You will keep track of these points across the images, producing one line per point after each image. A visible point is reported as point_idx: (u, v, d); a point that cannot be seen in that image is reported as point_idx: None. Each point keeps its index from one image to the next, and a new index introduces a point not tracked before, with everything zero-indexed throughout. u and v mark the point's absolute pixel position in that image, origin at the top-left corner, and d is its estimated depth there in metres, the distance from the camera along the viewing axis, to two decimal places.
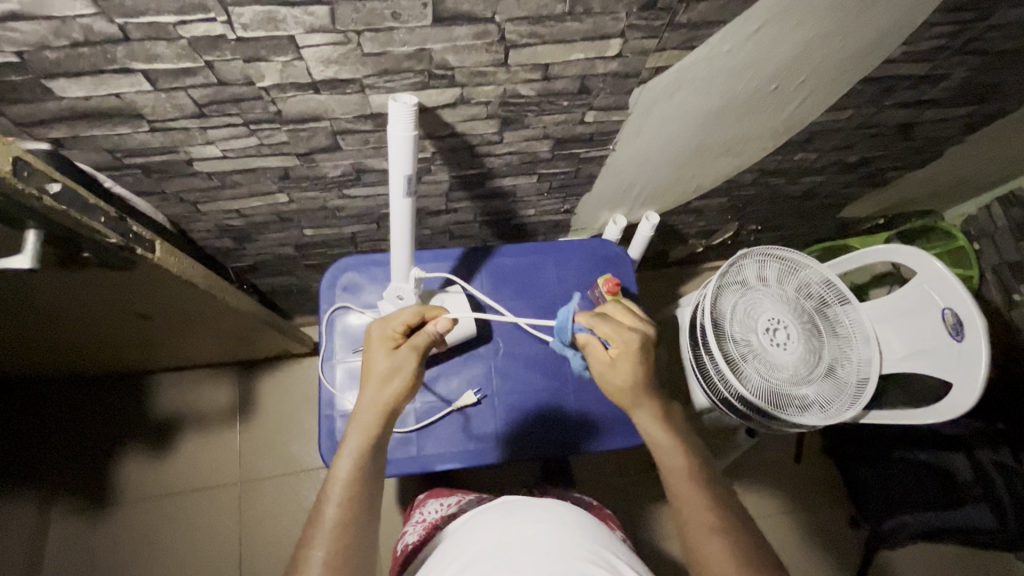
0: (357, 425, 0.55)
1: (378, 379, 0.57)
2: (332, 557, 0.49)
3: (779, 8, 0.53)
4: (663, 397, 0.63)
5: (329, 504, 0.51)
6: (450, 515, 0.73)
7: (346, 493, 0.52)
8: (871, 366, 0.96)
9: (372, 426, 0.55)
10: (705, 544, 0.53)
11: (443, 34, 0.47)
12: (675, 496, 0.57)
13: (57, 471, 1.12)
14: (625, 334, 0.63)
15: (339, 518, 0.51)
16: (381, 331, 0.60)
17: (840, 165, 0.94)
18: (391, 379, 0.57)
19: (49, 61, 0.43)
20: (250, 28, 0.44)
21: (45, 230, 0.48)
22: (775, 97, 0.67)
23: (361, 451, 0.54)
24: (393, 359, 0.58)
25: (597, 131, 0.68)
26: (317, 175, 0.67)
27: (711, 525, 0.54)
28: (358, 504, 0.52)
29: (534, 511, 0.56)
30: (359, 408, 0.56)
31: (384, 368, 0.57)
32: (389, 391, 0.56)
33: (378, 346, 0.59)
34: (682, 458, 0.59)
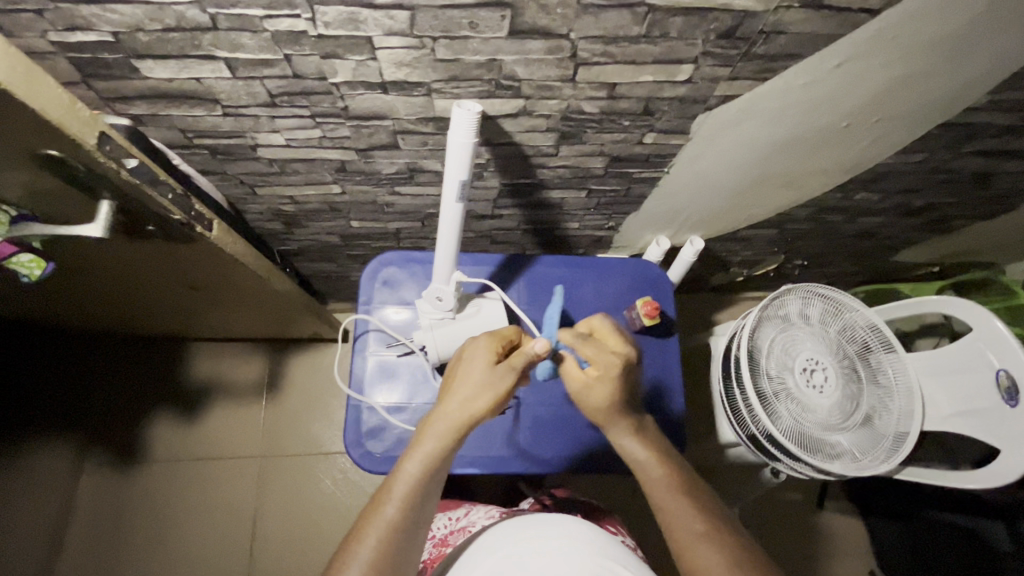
0: (432, 434, 0.54)
1: (466, 396, 0.55)
2: (381, 555, 0.50)
3: (863, 47, 0.51)
4: (638, 414, 0.62)
5: (389, 504, 0.52)
6: (459, 530, 0.74)
7: (406, 500, 0.52)
8: (911, 421, 0.92)
9: (452, 438, 0.54)
10: (698, 556, 0.54)
11: (516, 46, 0.48)
12: (658, 507, 0.58)
13: (92, 426, 1.17)
14: (604, 363, 0.59)
15: (396, 520, 0.52)
16: (485, 343, 0.58)
17: (900, 209, 0.90)
18: (485, 399, 0.54)
19: (142, 42, 0.45)
20: (331, 26, 0.44)
21: (117, 201, 0.50)
22: (844, 135, 0.65)
23: (431, 462, 0.54)
24: (489, 378, 0.55)
25: (655, 153, 0.67)
26: (372, 170, 0.68)
27: (706, 540, 0.55)
28: (413, 513, 0.52)
29: (538, 530, 0.55)
30: (442, 421, 0.54)
31: (479, 384, 0.55)
32: (477, 412, 0.54)
33: (477, 359, 0.57)
34: (662, 471, 0.59)
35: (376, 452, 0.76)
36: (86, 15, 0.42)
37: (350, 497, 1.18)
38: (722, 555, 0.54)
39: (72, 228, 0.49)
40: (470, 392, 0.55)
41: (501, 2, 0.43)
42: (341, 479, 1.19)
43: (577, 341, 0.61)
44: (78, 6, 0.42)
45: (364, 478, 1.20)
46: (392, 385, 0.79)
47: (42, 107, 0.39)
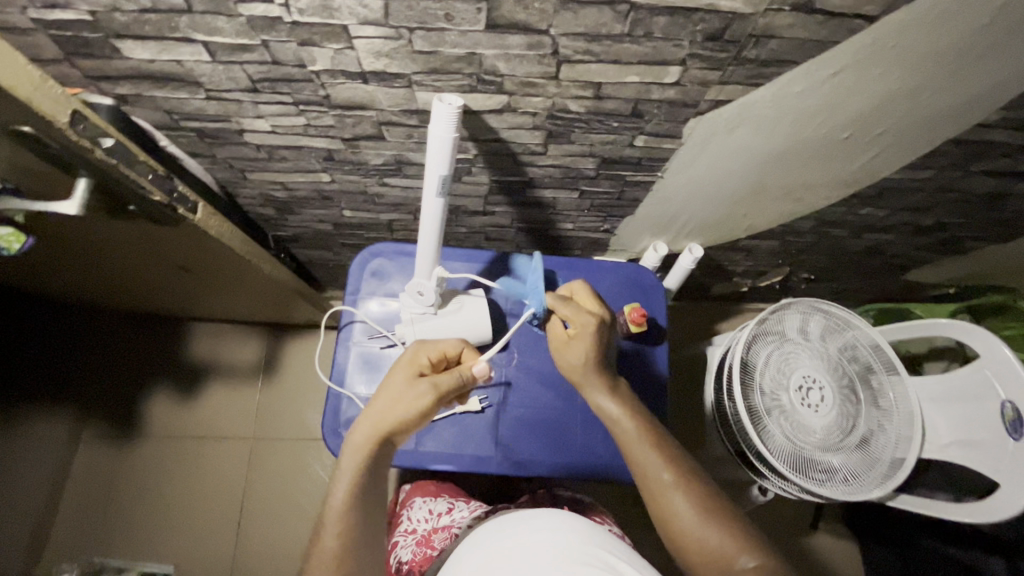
0: (351, 455, 0.54)
1: (380, 413, 0.55)
2: None
3: (862, 55, 0.48)
4: (614, 375, 0.63)
5: (323, 530, 0.52)
6: (443, 530, 0.74)
7: (338, 524, 0.51)
8: (909, 448, 0.89)
9: (372, 454, 0.54)
10: (669, 505, 0.54)
11: (495, 41, 0.46)
12: (630, 461, 0.58)
13: (94, 397, 1.20)
14: (581, 316, 0.63)
15: (336, 548, 0.51)
16: (403, 358, 0.59)
17: (910, 227, 0.86)
18: (400, 411, 0.55)
19: (120, 23, 0.45)
20: (306, 13, 0.44)
21: (95, 179, 0.51)
22: (845, 147, 0.62)
23: (355, 482, 0.53)
24: (405, 391, 0.56)
25: (646, 156, 0.65)
26: (360, 161, 0.68)
27: (677, 490, 0.54)
28: (351, 533, 0.52)
29: (531, 523, 0.54)
30: (360, 436, 0.55)
31: (393, 398, 0.56)
32: (396, 425, 0.55)
33: (392, 377, 0.57)
34: (634, 426, 0.59)
35: None
36: None
37: (337, 483, 1.19)
38: (692, 503, 0.54)
39: (49, 205, 0.49)
40: (383, 408, 0.55)
41: None
42: (329, 465, 1.20)
43: (558, 300, 0.65)
44: None
45: None
46: (374, 377, 0.79)
47: (11, 83, 0.39)
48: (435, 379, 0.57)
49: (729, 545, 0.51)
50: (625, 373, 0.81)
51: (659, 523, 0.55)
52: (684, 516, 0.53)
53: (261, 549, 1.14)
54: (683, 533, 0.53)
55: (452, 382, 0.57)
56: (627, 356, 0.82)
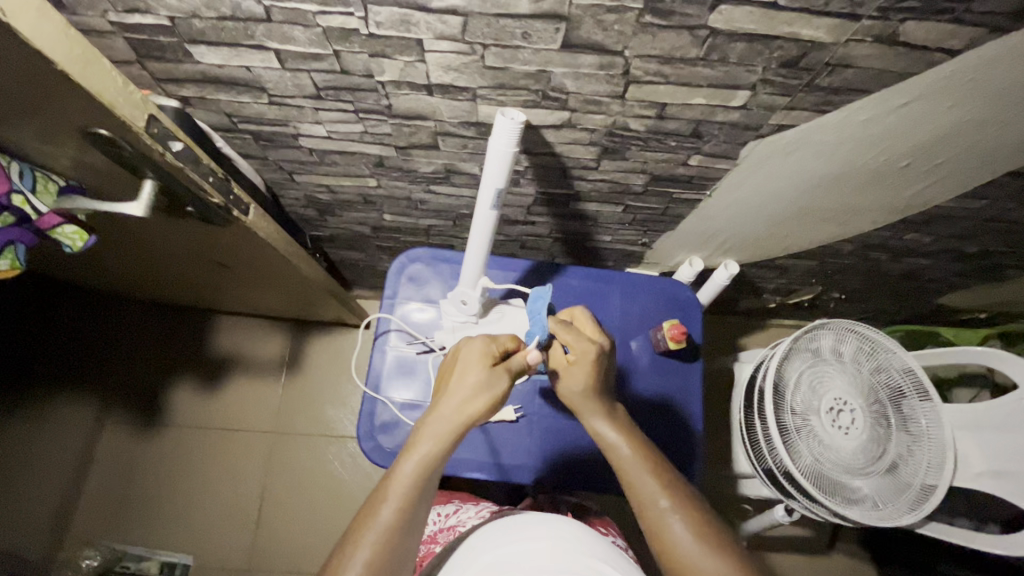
0: (429, 435, 0.52)
1: (463, 399, 0.53)
2: (377, 561, 0.48)
3: (936, 88, 0.48)
4: (614, 402, 0.60)
5: (385, 503, 0.50)
6: (447, 529, 0.72)
7: (402, 502, 0.50)
8: (940, 475, 0.87)
9: (447, 440, 0.53)
10: (667, 533, 0.51)
11: (567, 60, 0.46)
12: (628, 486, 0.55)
13: (117, 385, 1.20)
14: (579, 347, 0.58)
15: (393, 524, 0.49)
16: (484, 342, 0.56)
17: (953, 253, 0.86)
18: (485, 399, 0.53)
19: (196, 29, 0.46)
20: (383, 26, 0.44)
21: (160, 181, 0.51)
22: (901, 174, 0.62)
23: (428, 463, 0.52)
24: (487, 380, 0.54)
25: (698, 175, 0.65)
26: (409, 168, 0.68)
27: (676, 515, 0.52)
28: (411, 512, 0.50)
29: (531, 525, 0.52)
30: (438, 421, 0.53)
31: (476, 386, 0.54)
32: (474, 414, 0.53)
33: (473, 360, 0.55)
34: (631, 453, 0.56)
35: (387, 447, 0.76)
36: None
37: (357, 481, 1.19)
38: (692, 531, 0.51)
39: (117, 206, 0.50)
40: (469, 393, 0.54)
41: (558, 15, 0.41)
42: (349, 463, 1.21)
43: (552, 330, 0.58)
44: None
45: (371, 464, 1.21)
46: (409, 382, 0.79)
47: (98, 89, 0.39)
48: (512, 367, 0.56)
49: (731, 574, 0.49)
50: (659, 389, 0.81)
51: (657, 554, 0.52)
52: (684, 544, 0.50)
53: (280, 545, 1.15)
54: (682, 563, 0.50)
55: (525, 364, 0.57)
56: (660, 372, 0.82)
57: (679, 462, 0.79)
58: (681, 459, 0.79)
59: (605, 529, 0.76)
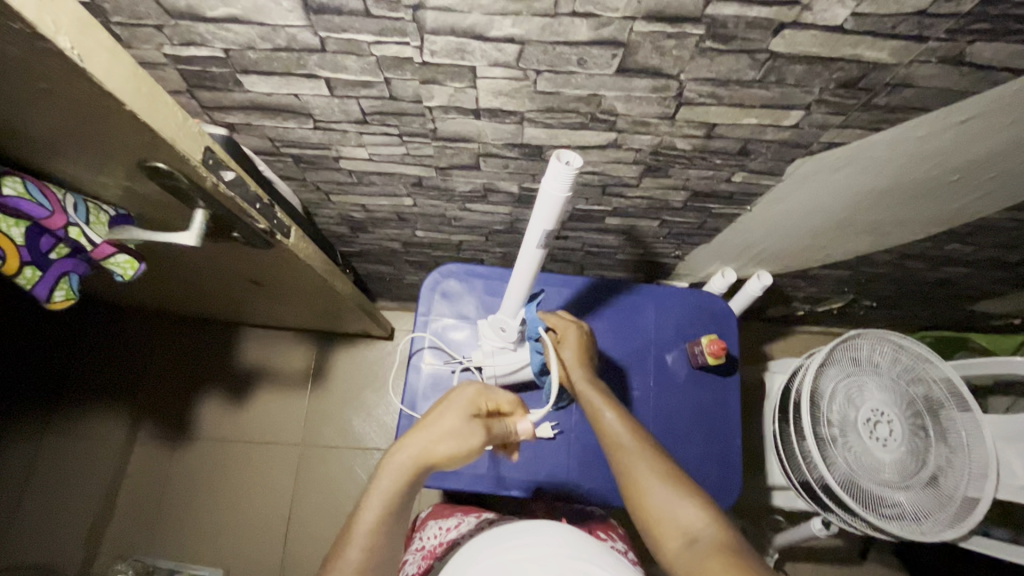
0: (398, 468, 0.52)
1: (434, 442, 0.53)
2: None
3: (997, 105, 0.47)
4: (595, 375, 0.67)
5: (358, 536, 0.50)
6: (447, 543, 0.69)
7: (367, 541, 0.50)
8: (983, 486, 0.82)
9: (411, 476, 0.52)
10: (643, 484, 0.55)
11: (621, 84, 0.46)
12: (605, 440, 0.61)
13: (146, 398, 1.19)
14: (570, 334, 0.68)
15: (359, 559, 0.49)
16: (464, 394, 0.56)
17: (993, 262, 0.84)
18: (454, 448, 0.53)
19: (250, 60, 0.46)
20: (437, 55, 0.44)
21: (211, 210, 0.51)
22: (951, 188, 0.61)
23: (394, 498, 0.51)
24: (460, 429, 0.54)
25: (740, 191, 0.64)
26: (447, 187, 0.68)
27: (651, 465, 0.56)
28: (378, 546, 0.50)
29: (515, 535, 0.52)
30: (402, 456, 0.53)
31: (449, 432, 0.54)
32: (443, 459, 0.53)
33: (451, 407, 0.55)
34: (614, 415, 0.61)
35: None
36: (202, 32, 0.43)
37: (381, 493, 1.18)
38: (666, 481, 0.55)
39: (167, 236, 0.50)
40: (439, 437, 0.53)
41: (616, 42, 0.41)
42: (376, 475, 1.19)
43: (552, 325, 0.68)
44: (196, 24, 0.42)
45: None
46: None
47: (161, 126, 0.39)
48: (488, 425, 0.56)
49: (692, 510, 0.53)
50: (695, 402, 0.81)
51: (631, 503, 0.56)
52: (657, 492, 0.55)
53: (305, 560, 1.12)
54: (654, 510, 0.54)
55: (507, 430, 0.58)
56: (698, 385, 0.81)
57: (718, 477, 0.78)
58: (720, 474, 0.78)
59: (605, 535, 0.74)
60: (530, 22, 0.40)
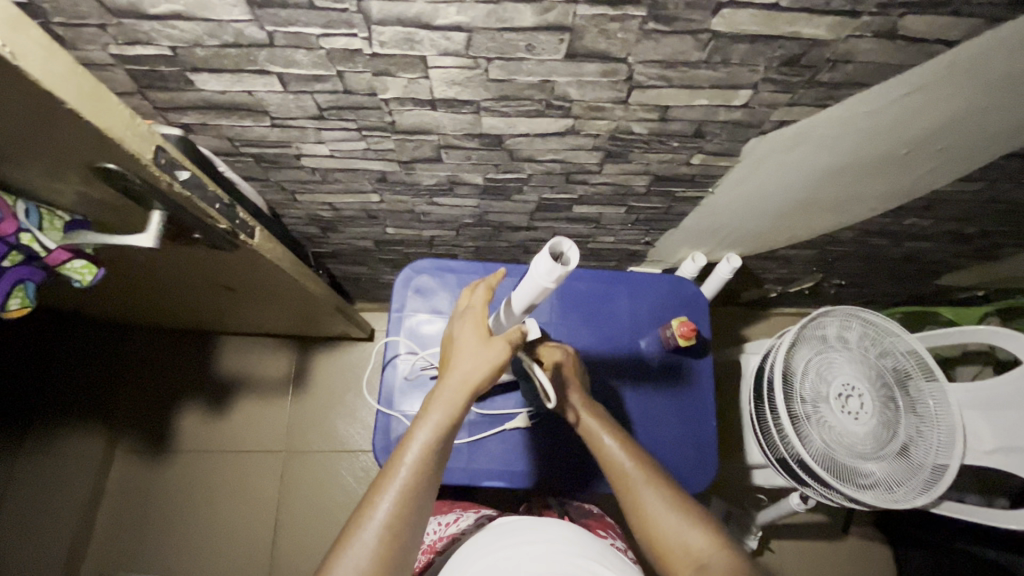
0: (442, 405, 0.53)
1: (465, 372, 0.53)
2: (395, 520, 0.49)
3: (936, 77, 0.48)
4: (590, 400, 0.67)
5: (401, 467, 0.50)
6: (447, 537, 0.68)
7: (419, 463, 0.51)
8: (952, 453, 0.83)
9: (459, 407, 0.53)
10: (647, 507, 0.56)
11: (571, 69, 0.46)
12: (608, 469, 0.61)
13: (126, 412, 1.17)
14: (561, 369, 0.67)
15: (412, 480, 0.50)
16: (472, 318, 0.56)
17: (952, 235, 0.87)
18: (487, 368, 0.53)
19: (199, 57, 0.46)
20: (386, 46, 0.44)
21: (168, 211, 0.50)
22: (902, 162, 0.62)
23: (444, 429, 0.52)
24: (484, 350, 0.54)
25: (700, 173, 0.65)
26: (412, 181, 0.68)
27: (654, 490, 0.57)
28: (424, 481, 0.51)
29: (520, 531, 0.52)
30: (446, 389, 0.53)
31: (474, 357, 0.54)
32: (478, 382, 0.53)
33: (468, 334, 0.55)
34: (615, 442, 0.62)
35: None
36: (147, 31, 0.43)
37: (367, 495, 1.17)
38: (669, 505, 0.56)
39: (125, 239, 0.50)
40: (470, 364, 0.53)
41: (561, 27, 0.42)
42: (362, 477, 1.18)
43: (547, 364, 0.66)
44: (140, 22, 0.42)
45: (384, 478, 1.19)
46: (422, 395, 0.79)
47: (105, 126, 0.39)
48: (508, 337, 0.55)
49: (702, 535, 0.54)
50: (670, 386, 0.82)
51: (640, 531, 0.57)
52: (662, 516, 0.55)
53: (292, 566, 1.11)
54: (659, 534, 0.55)
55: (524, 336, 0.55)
56: (671, 368, 0.82)
57: (695, 457, 0.79)
58: (696, 455, 0.80)
59: (604, 534, 0.72)
60: (475, 9, 0.40)
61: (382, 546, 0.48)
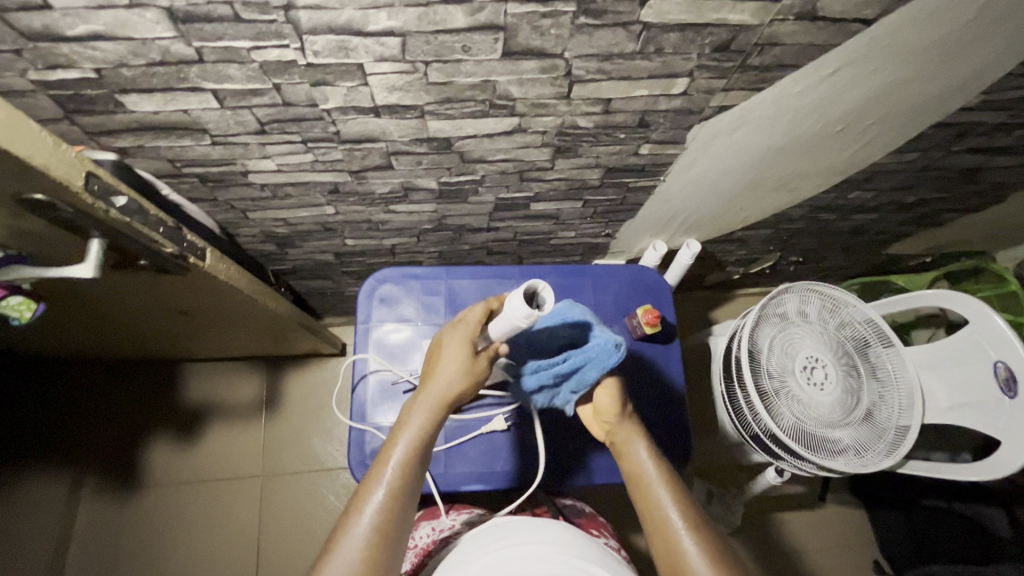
0: (424, 409, 0.53)
1: (448, 381, 0.53)
2: (382, 524, 0.48)
3: (859, 54, 0.50)
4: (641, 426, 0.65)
5: (386, 470, 0.51)
6: (443, 541, 0.67)
7: (404, 466, 0.51)
8: (913, 414, 0.87)
9: (439, 412, 0.53)
10: (679, 546, 0.55)
11: (510, 67, 0.47)
12: (643, 502, 0.59)
13: (90, 452, 1.12)
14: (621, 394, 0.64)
15: (396, 483, 0.50)
16: (449, 330, 0.58)
17: (895, 205, 0.91)
18: (465, 376, 0.54)
19: (126, 77, 0.44)
20: (321, 55, 0.43)
21: (107, 239, 0.49)
22: (839, 138, 0.65)
23: (425, 433, 0.53)
24: (465, 360, 0.54)
25: (650, 162, 0.67)
26: (366, 191, 0.67)
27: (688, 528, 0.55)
28: (409, 486, 0.51)
29: (506, 535, 0.52)
30: (426, 395, 0.54)
31: (451, 366, 0.54)
32: (456, 389, 0.54)
33: (447, 345, 0.56)
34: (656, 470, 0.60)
35: None
36: (67, 54, 0.41)
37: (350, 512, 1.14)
38: (701, 548, 0.54)
39: (64, 270, 0.48)
40: (453, 372, 0.54)
41: (495, 26, 0.42)
42: (344, 494, 1.15)
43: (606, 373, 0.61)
44: (58, 45, 0.41)
45: None
46: (394, 404, 0.78)
47: (27, 154, 0.37)
48: (491, 350, 0.55)
49: None
50: (641, 373, 0.83)
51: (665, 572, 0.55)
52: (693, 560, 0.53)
53: None
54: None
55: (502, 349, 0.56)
56: (640, 356, 0.83)
57: (671, 441, 0.81)
58: (671, 439, 0.81)
59: (597, 533, 0.74)
60: (405, 13, 0.40)
61: (370, 550, 0.47)
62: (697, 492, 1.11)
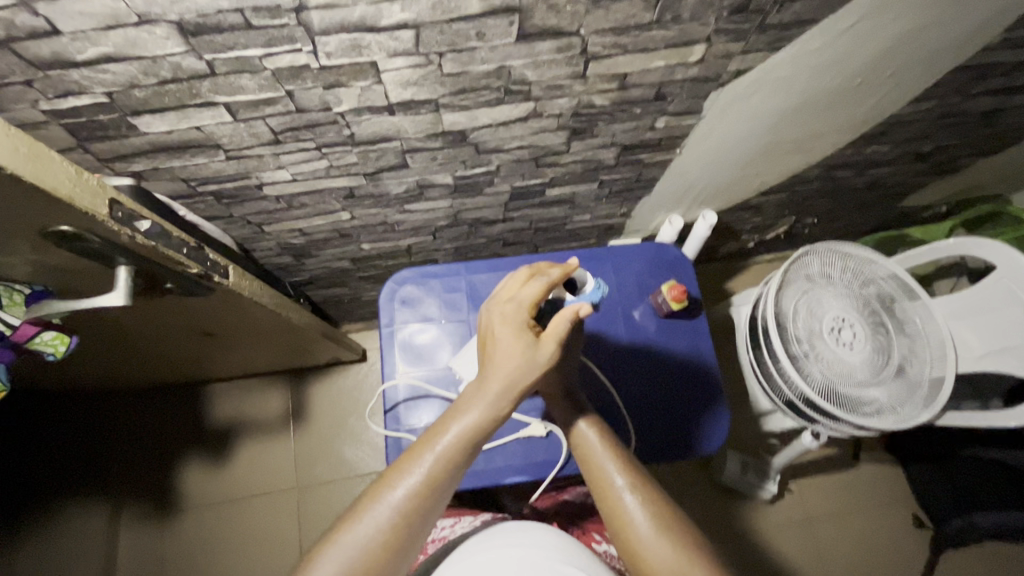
0: (480, 405, 0.48)
1: (511, 372, 0.48)
2: (411, 506, 0.46)
3: (878, 4, 0.49)
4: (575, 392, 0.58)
5: (427, 455, 0.47)
6: (436, 540, 0.67)
7: (448, 457, 0.47)
8: (947, 364, 0.84)
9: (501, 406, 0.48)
10: (622, 510, 0.49)
11: (525, 50, 0.46)
12: (585, 463, 0.53)
13: (125, 478, 1.12)
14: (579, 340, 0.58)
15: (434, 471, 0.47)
16: (514, 308, 0.50)
17: (911, 156, 0.89)
18: (535, 371, 0.48)
19: (137, 99, 0.43)
20: (334, 56, 0.42)
21: (133, 264, 0.48)
22: (857, 92, 0.63)
23: (475, 431, 0.48)
24: (526, 350, 0.48)
25: (666, 136, 0.65)
26: (381, 193, 0.66)
27: (630, 488, 0.50)
28: (447, 477, 0.47)
29: (488, 539, 0.51)
30: (490, 385, 0.48)
31: (518, 358, 0.48)
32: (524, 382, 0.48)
33: (509, 330, 0.49)
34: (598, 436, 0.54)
35: None
36: (78, 79, 0.41)
37: None
38: (649, 513, 0.48)
39: (95, 300, 0.47)
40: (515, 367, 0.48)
41: (510, 8, 0.41)
42: None
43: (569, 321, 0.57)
44: (68, 71, 0.40)
45: None
46: (427, 405, 0.78)
47: (52, 185, 0.36)
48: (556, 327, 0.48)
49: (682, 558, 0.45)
50: (671, 348, 0.82)
51: (616, 539, 0.49)
52: (640, 525, 0.48)
53: None
54: (632, 540, 0.48)
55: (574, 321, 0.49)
56: (670, 333, 0.82)
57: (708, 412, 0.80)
58: (710, 414, 0.79)
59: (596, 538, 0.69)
60: (419, 3, 0.39)
61: (389, 534, 0.45)
62: (731, 464, 1.10)
